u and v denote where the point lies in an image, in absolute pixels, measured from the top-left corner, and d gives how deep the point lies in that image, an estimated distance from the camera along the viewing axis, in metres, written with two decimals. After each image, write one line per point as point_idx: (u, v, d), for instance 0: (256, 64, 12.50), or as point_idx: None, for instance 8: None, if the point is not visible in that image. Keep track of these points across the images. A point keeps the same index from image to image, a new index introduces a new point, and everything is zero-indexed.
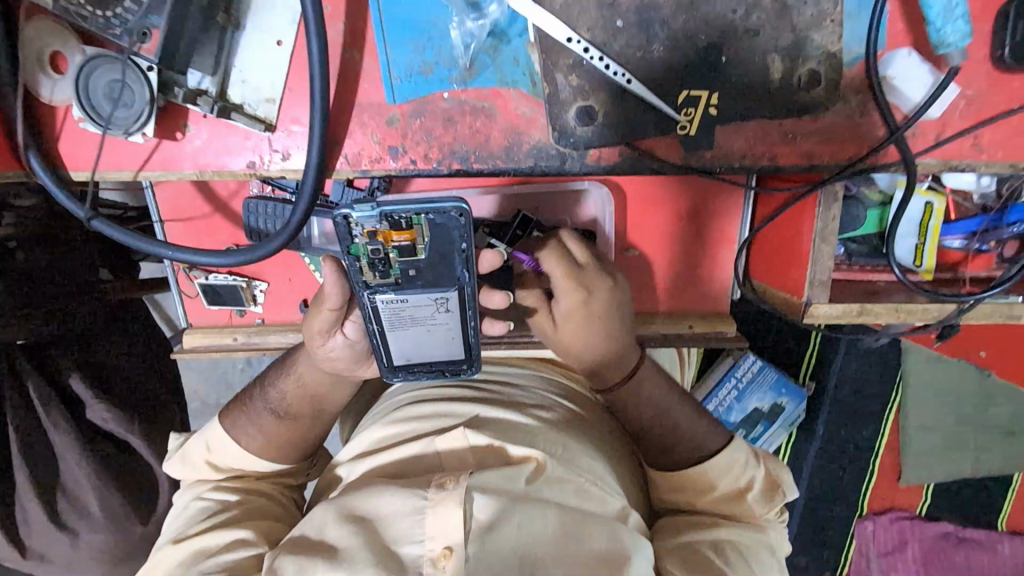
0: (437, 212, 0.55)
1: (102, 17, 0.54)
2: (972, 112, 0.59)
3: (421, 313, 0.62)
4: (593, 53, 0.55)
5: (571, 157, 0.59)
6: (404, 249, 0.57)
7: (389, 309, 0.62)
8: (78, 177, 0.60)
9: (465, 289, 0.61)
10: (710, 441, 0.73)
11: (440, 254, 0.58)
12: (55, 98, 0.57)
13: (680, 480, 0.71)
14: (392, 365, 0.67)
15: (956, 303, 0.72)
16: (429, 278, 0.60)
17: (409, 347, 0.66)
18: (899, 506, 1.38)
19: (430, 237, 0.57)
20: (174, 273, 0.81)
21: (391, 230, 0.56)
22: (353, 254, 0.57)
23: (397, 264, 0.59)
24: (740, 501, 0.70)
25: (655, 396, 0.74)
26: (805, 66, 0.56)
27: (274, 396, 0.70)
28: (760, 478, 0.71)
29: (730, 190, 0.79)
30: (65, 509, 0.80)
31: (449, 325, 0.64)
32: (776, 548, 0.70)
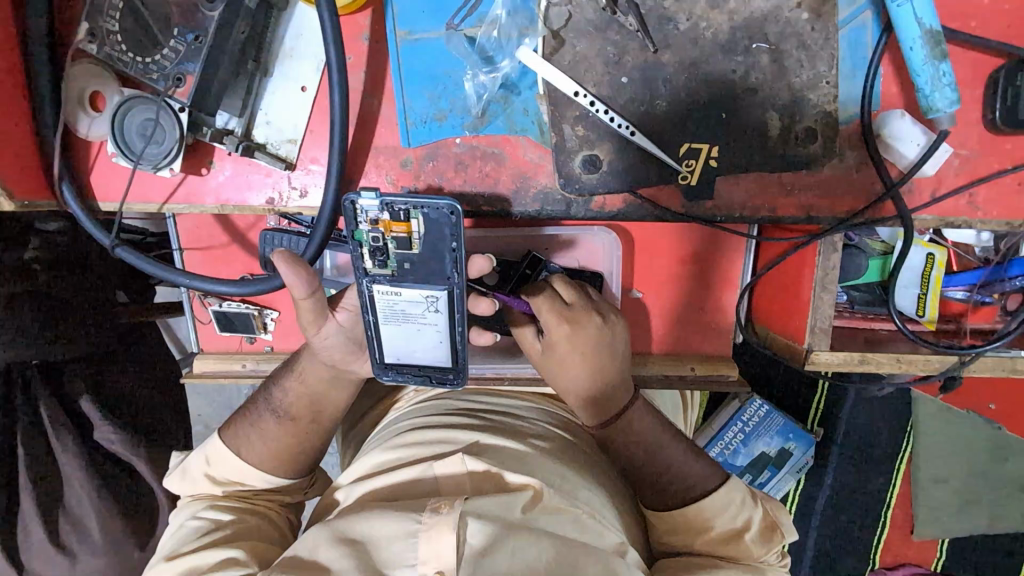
0: (433, 208, 0.59)
1: (141, 63, 0.57)
2: (967, 171, 0.61)
3: (413, 310, 0.63)
4: (598, 107, 0.58)
5: (576, 203, 0.62)
6: (401, 241, 0.61)
7: (382, 302, 0.63)
8: (107, 208, 0.64)
9: (454, 291, 0.62)
10: (706, 479, 0.72)
11: (433, 250, 0.61)
12: (91, 134, 0.61)
13: (676, 522, 0.71)
14: (383, 363, 0.67)
15: (958, 355, 0.72)
16: (422, 274, 0.62)
17: (400, 345, 0.66)
18: (912, 561, 1.33)
19: (426, 230, 0.60)
20: (189, 299, 0.84)
21: (391, 220, 0.60)
22: (354, 239, 0.61)
23: (394, 256, 0.62)
24: (738, 541, 0.69)
25: (655, 437, 0.74)
26: (802, 123, 0.58)
27: (278, 396, 0.72)
28: (758, 519, 0.70)
29: (733, 237, 0.81)
30: (66, 530, 0.81)
31: (438, 326, 0.64)
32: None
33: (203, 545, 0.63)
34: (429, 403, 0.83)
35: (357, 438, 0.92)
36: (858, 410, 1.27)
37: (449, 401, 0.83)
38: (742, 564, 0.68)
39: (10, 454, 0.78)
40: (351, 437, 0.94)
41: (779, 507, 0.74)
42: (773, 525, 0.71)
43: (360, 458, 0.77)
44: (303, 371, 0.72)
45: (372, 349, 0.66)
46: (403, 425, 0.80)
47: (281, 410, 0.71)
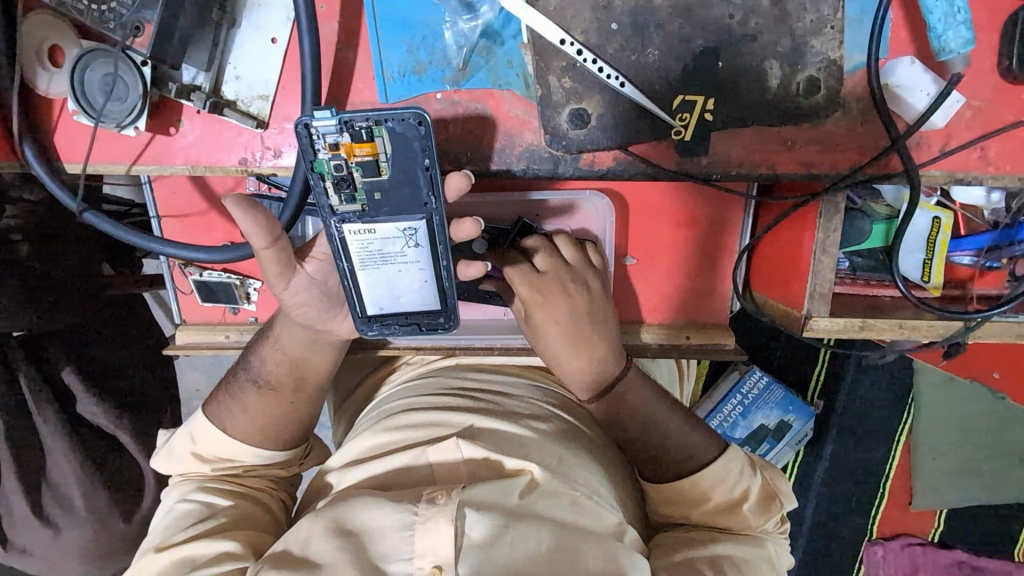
0: (397, 120, 0.55)
1: (96, 11, 0.54)
2: (979, 123, 0.57)
3: (390, 248, 0.60)
4: (586, 56, 0.54)
5: (563, 161, 0.59)
6: (366, 166, 0.56)
7: (356, 243, 0.60)
8: (72, 170, 0.61)
9: (433, 219, 0.59)
10: (703, 450, 0.70)
11: (404, 173, 0.57)
12: (51, 90, 0.58)
13: (674, 492, 0.70)
14: (367, 316, 0.64)
15: (964, 321, 0.69)
16: (394, 204, 0.58)
17: (382, 294, 0.63)
18: (911, 531, 1.33)
19: (393, 149, 0.56)
20: (169, 269, 0.81)
21: (353, 142, 0.56)
22: (316, 171, 0.57)
23: (362, 185, 0.58)
24: (736, 512, 0.68)
25: (653, 409, 0.72)
26: (804, 72, 0.55)
27: (257, 365, 0.70)
28: (756, 488, 0.69)
29: (731, 200, 0.77)
30: (52, 502, 0.80)
31: (419, 262, 0.61)
32: (775, 560, 0.68)
33: (195, 534, 0.62)
34: (423, 381, 0.82)
35: (347, 411, 0.91)
36: (859, 381, 1.25)
37: (445, 378, 0.81)
38: (740, 535, 0.67)
39: None
40: (341, 410, 0.92)
41: (778, 474, 0.73)
42: (772, 493, 0.70)
43: (353, 438, 0.75)
44: (285, 340, 0.70)
45: (353, 303, 0.63)
46: (393, 406, 0.78)
47: (261, 378, 0.69)
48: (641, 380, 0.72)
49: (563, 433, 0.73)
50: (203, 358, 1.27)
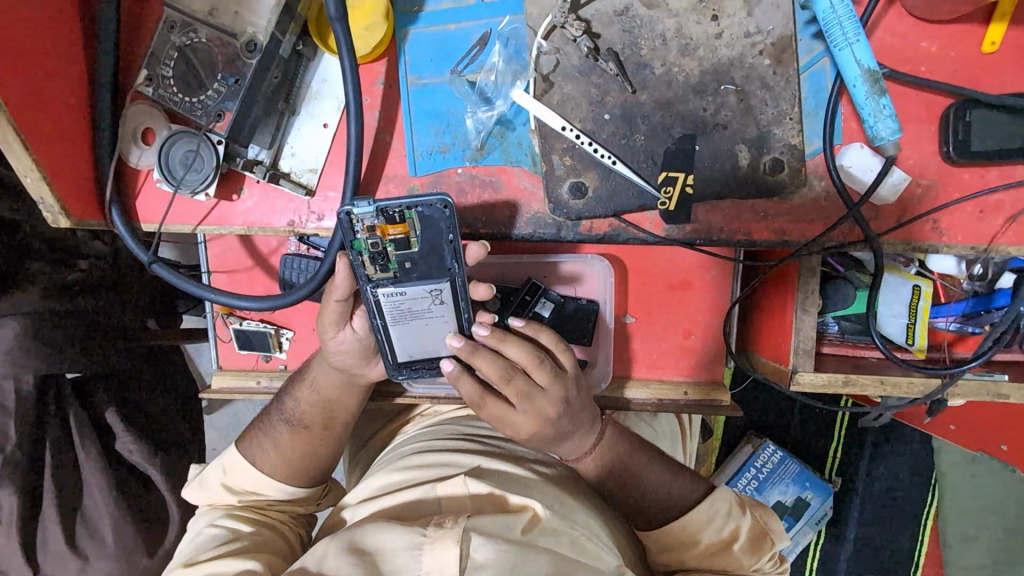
0: (426, 205, 0.62)
1: (189, 102, 0.66)
2: (928, 199, 0.66)
3: (418, 306, 0.68)
4: (583, 139, 0.65)
5: (566, 226, 0.68)
6: (399, 243, 0.63)
7: (390, 304, 0.67)
8: (147, 228, 0.72)
9: (456, 281, 0.66)
10: (685, 495, 0.75)
11: (432, 246, 0.64)
12: (141, 163, 0.70)
13: (668, 540, 0.72)
14: (397, 364, 0.74)
15: (940, 377, 0.75)
16: (423, 271, 0.66)
17: (411, 344, 0.72)
18: None
19: (422, 229, 0.63)
20: (213, 318, 0.91)
21: (387, 224, 0.62)
22: (354, 250, 0.63)
23: (395, 258, 0.65)
24: (727, 552, 0.70)
25: (643, 467, 0.76)
26: (769, 154, 0.65)
27: (290, 406, 0.76)
28: (746, 527, 0.72)
29: (720, 263, 0.84)
30: (82, 534, 0.85)
31: (444, 315, 0.69)
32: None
33: (221, 553, 0.66)
34: (436, 428, 0.87)
35: (364, 459, 0.96)
36: (872, 460, 1.29)
37: (454, 426, 0.86)
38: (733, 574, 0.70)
39: (38, 459, 0.84)
40: (357, 459, 0.97)
41: (768, 513, 0.75)
42: (764, 531, 0.72)
43: (367, 478, 0.80)
44: (315, 381, 0.76)
45: (385, 353, 0.72)
46: (406, 449, 0.84)
47: (293, 418, 0.75)
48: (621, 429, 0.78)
49: (562, 479, 0.78)
50: (229, 411, 1.33)
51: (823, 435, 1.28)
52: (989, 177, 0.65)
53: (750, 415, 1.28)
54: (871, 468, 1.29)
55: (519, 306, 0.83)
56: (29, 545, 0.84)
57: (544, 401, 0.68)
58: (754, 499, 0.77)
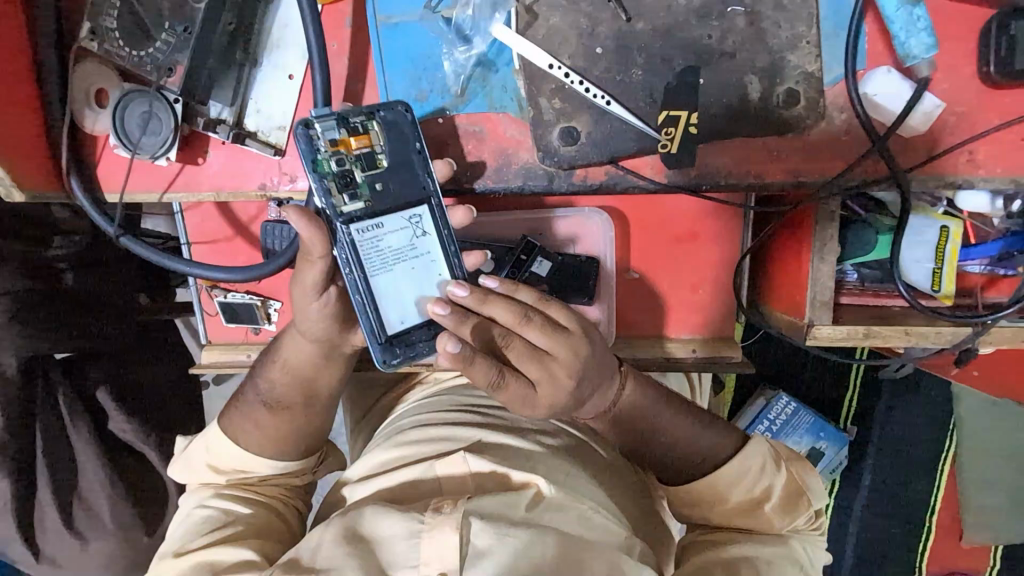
0: (387, 109, 0.58)
1: (135, 56, 0.61)
2: (964, 127, 0.58)
3: (399, 241, 0.58)
4: (573, 78, 0.58)
5: (558, 177, 0.62)
6: (365, 158, 0.58)
7: (366, 244, 0.57)
8: (111, 199, 0.67)
9: (434, 202, 0.59)
10: (716, 449, 0.68)
11: (401, 159, 0.59)
12: (97, 128, 0.65)
13: (695, 496, 0.67)
14: (385, 337, 0.58)
15: (971, 324, 0.69)
16: (397, 194, 0.58)
17: (398, 304, 0.58)
18: (962, 570, 1.30)
19: (387, 138, 0.58)
20: (197, 290, 0.87)
21: (349, 136, 0.57)
22: (318, 173, 0.57)
23: (365, 180, 0.58)
24: (757, 512, 0.65)
25: (676, 421, 0.69)
26: (782, 85, 0.58)
27: (265, 387, 0.71)
28: (781, 484, 0.66)
29: (730, 210, 0.78)
30: (80, 514, 0.84)
31: (431, 253, 0.59)
32: (803, 558, 0.65)
33: (214, 540, 0.66)
34: (435, 398, 0.84)
35: (364, 429, 0.93)
36: (890, 411, 1.25)
37: (454, 396, 0.83)
38: (763, 535, 0.65)
39: None
40: (358, 430, 0.94)
41: (806, 469, 0.70)
42: (799, 488, 0.68)
43: (367, 453, 0.78)
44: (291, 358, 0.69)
45: (369, 323, 0.57)
46: (404, 422, 0.81)
47: (271, 398, 0.70)
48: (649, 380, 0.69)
49: (567, 448, 0.75)
50: (231, 385, 1.32)
51: (839, 387, 1.24)
52: None
53: (763, 370, 1.24)
54: (889, 418, 1.26)
55: (514, 268, 0.77)
56: None
57: (555, 366, 0.57)
58: (793, 452, 0.72)
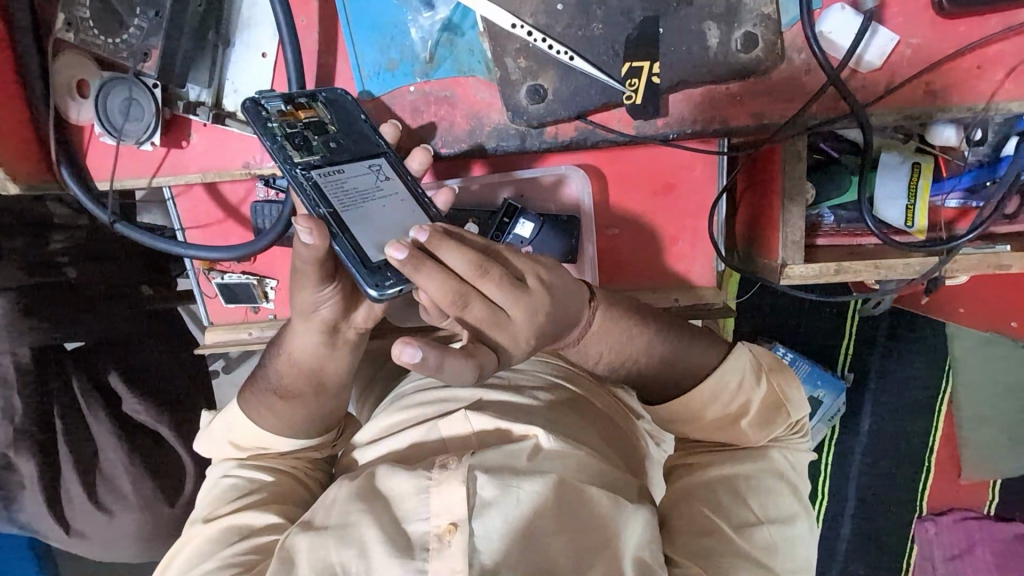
0: (327, 90, 0.63)
1: (111, 43, 0.62)
2: (920, 59, 0.60)
3: (363, 185, 0.57)
4: (536, 36, 0.59)
5: (530, 135, 0.64)
6: (315, 125, 0.60)
7: (331, 186, 0.56)
8: (102, 186, 0.70)
9: (391, 155, 0.61)
10: (697, 368, 0.69)
11: (349, 125, 0.61)
12: (81, 119, 0.67)
13: (674, 413, 0.70)
14: (370, 265, 0.53)
15: (938, 253, 0.71)
16: (352, 150, 0.59)
17: (376, 235, 0.55)
18: (963, 504, 1.34)
19: (332, 109, 0.61)
20: (195, 275, 0.90)
21: (295, 109, 0.60)
22: (268, 136, 0.57)
23: (317, 142, 0.59)
24: (734, 426, 0.69)
25: (657, 348, 0.66)
26: (740, 29, 0.59)
27: (275, 378, 0.71)
28: (758, 400, 0.70)
29: (704, 158, 0.80)
30: (105, 490, 0.89)
31: (399, 193, 0.58)
32: (783, 467, 0.69)
33: (239, 506, 0.70)
34: None
35: (369, 397, 0.95)
36: (884, 351, 1.28)
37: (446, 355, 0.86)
38: (743, 449, 0.69)
39: (49, 427, 0.86)
40: (363, 397, 0.96)
41: (788, 380, 0.73)
42: (776, 402, 0.71)
43: (374, 418, 0.82)
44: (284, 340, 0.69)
45: (348, 256, 0.53)
46: (408, 388, 0.84)
47: (282, 388, 0.71)
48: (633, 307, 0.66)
49: (563, 401, 0.78)
50: (240, 369, 1.36)
51: (831, 332, 1.27)
52: (989, 25, 0.60)
53: (755, 320, 1.26)
54: (880, 360, 1.28)
55: (497, 230, 0.80)
56: (55, 505, 0.88)
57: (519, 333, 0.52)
58: (776, 362, 0.74)
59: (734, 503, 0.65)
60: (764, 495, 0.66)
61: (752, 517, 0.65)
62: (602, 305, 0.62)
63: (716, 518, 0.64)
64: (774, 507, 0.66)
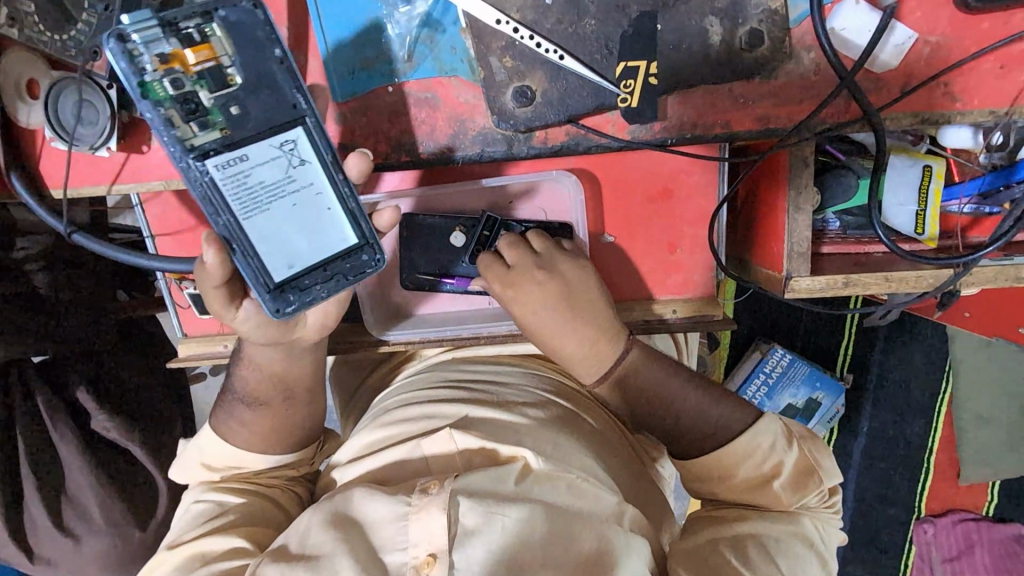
0: (228, 10, 0.52)
1: (58, 41, 0.57)
2: (939, 59, 0.55)
3: (267, 178, 0.54)
4: (522, 33, 0.55)
5: (517, 140, 0.59)
6: (211, 75, 0.52)
7: (229, 181, 0.53)
8: (57, 195, 0.65)
9: (307, 122, 0.54)
10: (727, 420, 0.67)
11: (257, 72, 0.53)
12: (32, 122, 0.62)
13: (701, 469, 0.67)
14: (278, 280, 0.56)
15: (952, 266, 0.67)
16: (260, 122, 0.53)
17: (285, 238, 0.56)
18: (962, 506, 1.30)
19: (235, 48, 0.52)
20: (166, 285, 0.86)
21: (183, 48, 0.51)
22: (154, 100, 0.51)
23: (213, 104, 0.53)
24: (766, 488, 0.63)
25: (687, 399, 0.69)
26: (745, 25, 0.55)
27: (241, 385, 0.71)
28: (791, 462, 0.64)
29: (704, 164, 0.76)
30: (71, 512, 0.85)
31: (310, 183, 0.56)
32: (814, 538, 0.63)
33: (207, 531, 0.66)
34: (420, 376, 0.84)
35: (355, 408, 0.91)
36: (884, 354, 1.25)
37: (441, 371, 0.82)
38: (772, 511, 0.63)
39: (11, 448, 0.82)
40: (348, 409, 0.92)
41: (819, 450, 0.68)
42: (811, 467, 0.65)
43: (356, 434, 0.78)
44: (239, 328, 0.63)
45: (253, 274, 0.56)
46: (391, 403, 0.80)
47: (249, 397, 0.71)
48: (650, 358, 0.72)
49: (556, 419, 0.74)
50: (222, 375, 1.31)
51: (831, 336, 1.23)
52: (1014, 22, 0.55)
53: (752, 323, 1.23)
54: (880, 363, 1.25)
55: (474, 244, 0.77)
56: (20, 531, 0.84)
57: None
58: (808, 433, 0.69)
59: (755, 552, 0.60)
60: (788, 553, 0.61)
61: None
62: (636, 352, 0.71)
63: (738, 564, 0.59)
64: (797, 568, 0.61)
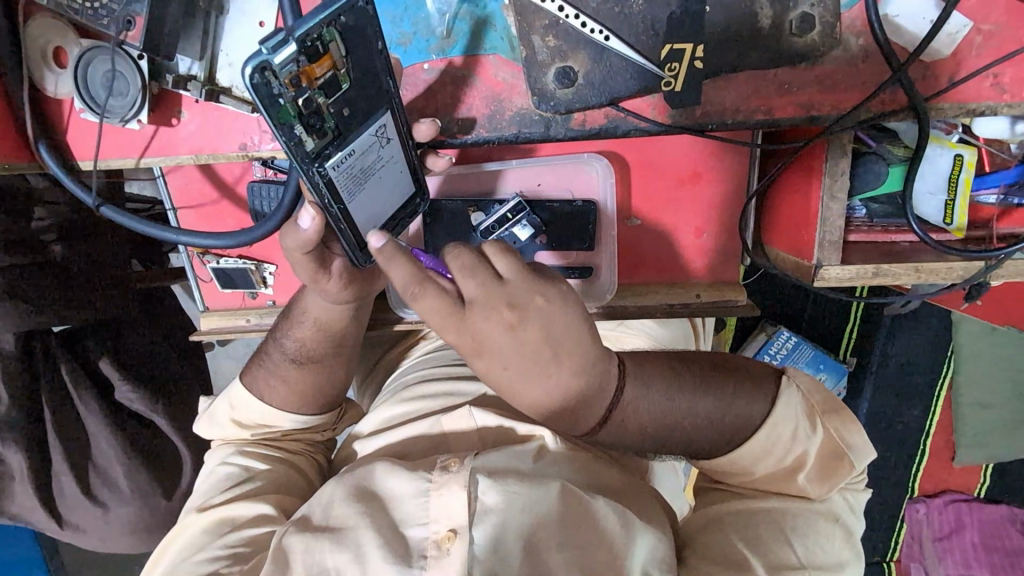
0: (345, 12, 0.45)
1: (90, 9, 0.56)
2: (990, 49, 0.55)
3: (369, 160, 0.54)
4: (568, 11, 0.53)
5: (555, 122, 0.58)
6: (331, 84, 0.47)
7: (341, 177, 0.52)
8: (85, 166, 0.64)
9: (396, 104, 0.53)
10: (744, 421, 0.59)
11: (363, 70, 0.49)
12: (59, 92, 0.61)
13: (718, 467, 0.61)
14: (363, 243, 0.60)
15: (984, 260, 0.67)
16: (363, 114, 0.51)
17: (371, 205, 0.58)
18: (955, 486, 1.32)
19: (349, 49, 0.47)
20: (188, 258, 0.85)
21: (311, 62, 0.44)
22: (286, 124, 0.45)
23: (331, 110, 0.48)
24: (786, 481, 0.60)
25: (696, 403, 0.59)
26: (797, 9, 0.54)
27: (292, 346, 0.72)
28: (814, 452, 0.59)
29: (736, 150, 0.75)
30: (97, 481, 0.87)
31: (394, 156, 0.57)
32: (840, 512, 0.60)
33: (234, 496, 0.67)
34: (435, 354, 0.84)
35: (373, 384, 0.92)
36: (893, 339, 1.25)
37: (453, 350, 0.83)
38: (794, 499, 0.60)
39: (38, 417, 0.83)
40: (366, 385, 0.93)
41: (847, 424, 0.61)
42: (837, 450, 0.60)
43: (375, 408, 0.79)
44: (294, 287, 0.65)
45: (346, 239, 0.58)
46: (409, 378, 0.81)
47: (300, 356, 0.72)
48: (646, 377, 0.59)
49: None
50: (232, 348, 1.32)
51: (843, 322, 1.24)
52: None
53: (765, 306, 1.23)
54: (888, 349, 1.26)
55: (495, 223, 0.76)
56: (48, 498, 0.86)
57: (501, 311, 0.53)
58: (830, 401, 0.62)
59: (766, 533, 0.58)
60: (806, 535, 0.58)
61: (793, 560, 0.56)
62: (629, 379, 0.59)
63: (744, 549, 0.57)
64: (817, 549, 0.58)
